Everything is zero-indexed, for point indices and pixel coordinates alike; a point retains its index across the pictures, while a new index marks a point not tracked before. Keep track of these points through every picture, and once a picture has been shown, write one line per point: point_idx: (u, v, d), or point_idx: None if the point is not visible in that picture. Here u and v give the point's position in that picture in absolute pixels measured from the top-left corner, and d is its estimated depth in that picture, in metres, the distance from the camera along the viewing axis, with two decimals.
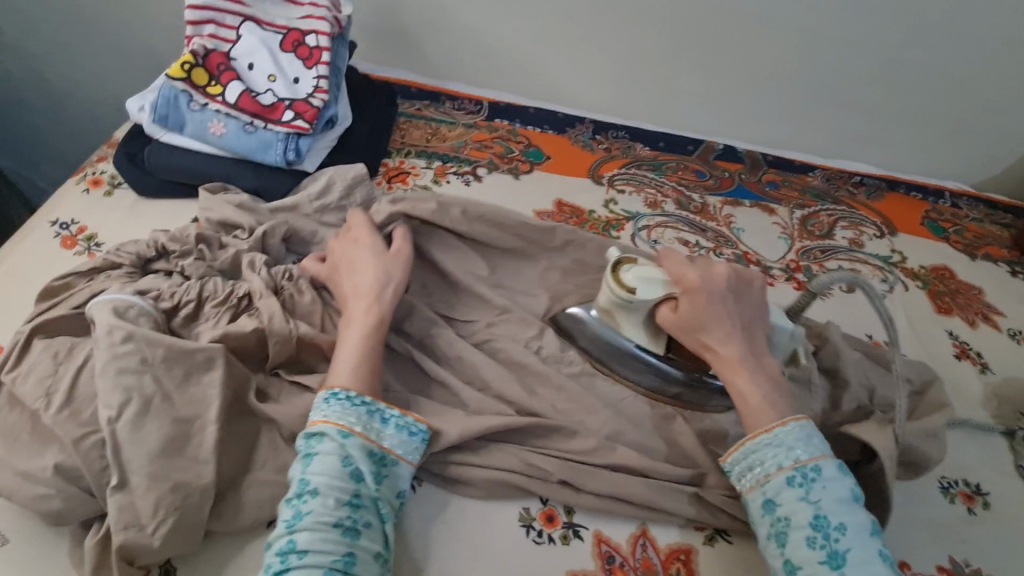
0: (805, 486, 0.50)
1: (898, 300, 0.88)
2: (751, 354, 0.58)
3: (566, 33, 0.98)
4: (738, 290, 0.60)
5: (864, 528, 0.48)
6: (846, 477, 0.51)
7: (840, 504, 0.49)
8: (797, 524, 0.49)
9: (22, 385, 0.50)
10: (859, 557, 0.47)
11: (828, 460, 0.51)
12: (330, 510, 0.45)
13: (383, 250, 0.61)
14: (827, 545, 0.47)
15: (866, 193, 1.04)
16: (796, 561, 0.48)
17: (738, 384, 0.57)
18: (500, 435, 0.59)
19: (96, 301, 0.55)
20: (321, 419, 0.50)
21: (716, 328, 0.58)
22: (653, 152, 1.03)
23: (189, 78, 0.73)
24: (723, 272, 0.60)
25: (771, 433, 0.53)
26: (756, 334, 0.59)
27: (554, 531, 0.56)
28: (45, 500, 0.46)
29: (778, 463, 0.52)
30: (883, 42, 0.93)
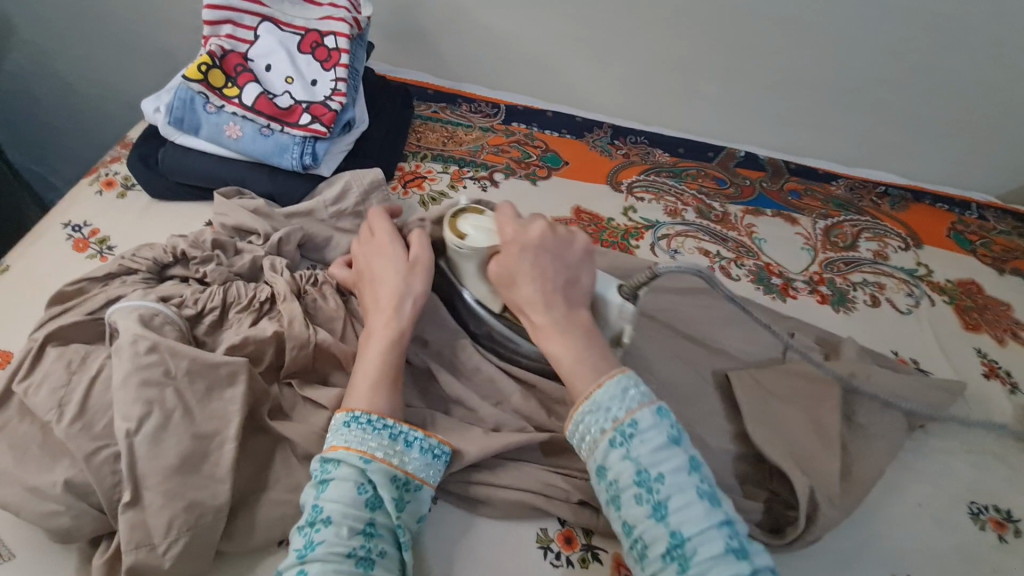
0: (625, 444, 0.46)
1: (924, 315, 0.86)
2: (566, 313, 0.53)
3: (587, 35, 0.96)
4: (555, 249, 0.56)
5: (685, 469, 0.45)
6: (664, 421, 0.47)
7: (659, 453, 0.45)
8: (625, 485, 0.45)
9: (34, 395, 0.48)
10: (683, 503, 0.43)
11: (646, 410, 0.47)
12: (343, 540, 0.44)
13: (403, 260, 0.59)
14: (651, 498, 0.44)
15: (891, 203, 1.01)
16: (632, 522, 0.44)
17: (550, 347, 0.52)
18: (517, 453, 0.57)
19: (118, 309, 0.54)
20: (342, 444, 0.48)
21: (523, 285, 0.54)
22: (672, 158, 1.01)
23: (206, 79, 0.72)
24: (540, 228, 0.56)
25: (591, 397, 0.48)
26: (575, 296, 0.55)
27: (573, 554, 0.54)
28: (55, 517, 0.45)
29: (601, 427, 0.47)
30: (914, 49, 0.90)
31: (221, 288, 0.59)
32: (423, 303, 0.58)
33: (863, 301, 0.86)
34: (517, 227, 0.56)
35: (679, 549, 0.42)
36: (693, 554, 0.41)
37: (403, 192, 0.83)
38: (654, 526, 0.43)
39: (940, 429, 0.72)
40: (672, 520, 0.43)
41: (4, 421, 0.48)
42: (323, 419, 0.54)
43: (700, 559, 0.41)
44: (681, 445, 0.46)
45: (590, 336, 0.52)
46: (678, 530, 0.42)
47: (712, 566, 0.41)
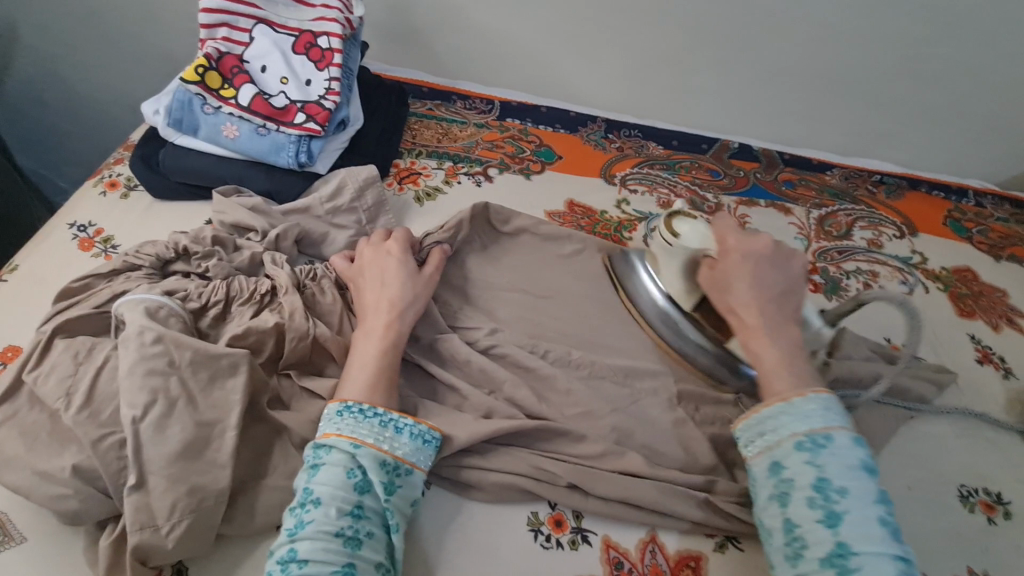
0: (814, 451, 0.50)
1: (918, 303, 0.86)
2: (778, 324, 0.59)
3: (578, 31, 0.97)
4: (777, 260, 0.63)
5: (870, 496, 0.48)
6: (860, 449, 0.50)
7: (848, 471, 0.49)
8: (800, 486, 0.49)
9: (43, 385, 0.50)
10: (857, 520, 0.46)
11: (843, 432, 0.51)
12: (331, 520, 0.46)
13: (414, 274, 0.63)
14: (826, 506, 0.47)
15: (886, 192, 1.02)
16: (795, 520, 0.48)
17: (752, 348, 0.59)
18: (508, 439, 0.59)
19: (125, 303, 0.56)
20: (334, 431, 0.50)
21: (742, 290, 0.60)
22: (666, 151, 1.02)
23: (202, 81, 0.74)
24: (764, 243, 0.63)
25: (787, 401, 0.53)
26: (785, 311, 0.61)
27: (563, 536, 0.55)
28: (63, 500, 0.47)
29: (792, 429, 0.52)
30: (905, 37, 0.90)
31: (224, 283, 0.61)
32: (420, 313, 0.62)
33: (856, 289, 0.86)
34: (740, 236, 0.63)
35: (842, 559, 0.45)
36: (856, 567, 0.44)
37: (398, 188, 0.85)
38: (821, 531, 0.47)
39: (931, 415, 0.73)
40: (842, 532, 0.46)
41: (14, 411, 0.50)
42: (319, 408, 0.56)
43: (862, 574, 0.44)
44: (872, 474, 0.49)
45: (795, 351, 0.58)
46: (846, 542, 0.45)
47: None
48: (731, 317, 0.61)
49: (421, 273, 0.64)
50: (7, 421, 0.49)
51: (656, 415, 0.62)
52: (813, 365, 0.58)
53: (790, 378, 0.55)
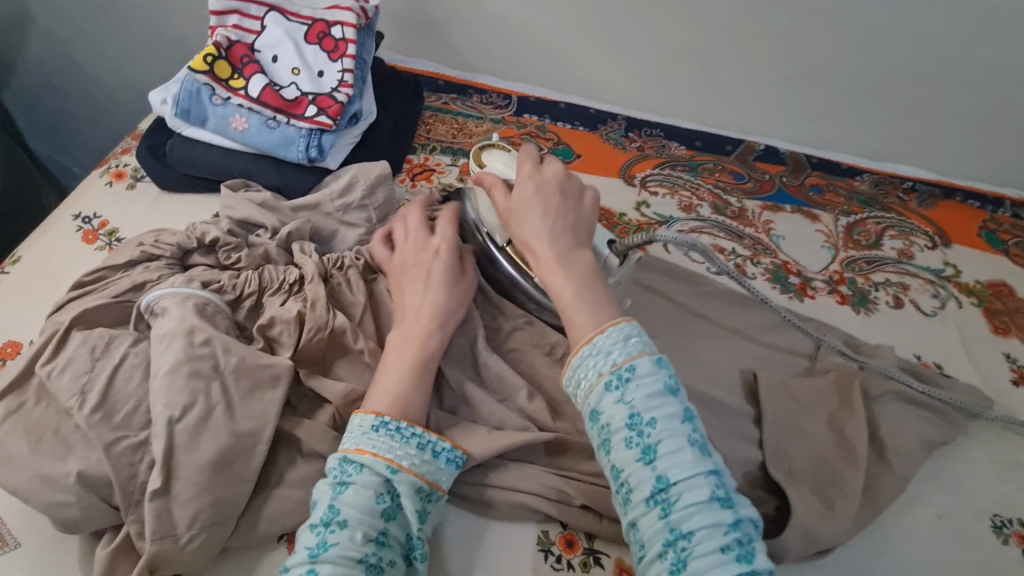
0: (621, 388, 0.44)
1: (951, 318, 0.82)
2: (569, 252, 0.52)
3: (601, 25, 0.93)
4: (566, 193, 0.56)
5: (679, 418, 0.43)
6: (663, 370, 0.44)
7: (653, 399, 0.43)
8: (615, 429, 0.43)
9: (56, 380, 0.47)
10: (673, 449, 0.42)
11: (645, 357, 0.45)
12: (358, 545, 0.43)
13: (457, 279, 0.59)
14: (641, 443, 0.42)
15: (918, 200, 0.97)
16: (619, 466, 0.43)
17: (547, 281, 0.51)
18: (520, 453, 0.56)
19: (167, 294, 0.53)
20: (370, 448, 0.47)
21: (535, 222, 0.54)
22: (688, 151, 0.98)
23: (211, 70, 0.72)
24: (555, 172, 0.58)
25: (591, 343, 0.46)
26: (581, 238, 0.54)
27: (575, 558, 0.53)
28: (63, 508, 0.44)
29: (598, 369, 0.45)
30: (947, 37, 0.85)
31: (256, 273, 0.59)
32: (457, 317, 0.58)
33: (886, 301, 0.83)
34: (533, 166, 0.58)
35: (663, 494, 0.41)
36: (676, 500, 0.40)
37: (411, 185, 0.83)
38: (640, 471, 0.42)
39: (963, 439, 0.69)
40: (660, 465, 0.41)
41: (20, 405, 0.47)
42: (330, 415, 0.54)
43: (683, 505, 0.40)
44: (676, 394, 0.44)
45: (590, 277, 0.51)
46: (665, 476, 0.41)
47: (694, 512, 0.40)
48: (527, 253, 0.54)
49: (463, 275, 0.61)
50: (12, 415, 0.47)
51: None
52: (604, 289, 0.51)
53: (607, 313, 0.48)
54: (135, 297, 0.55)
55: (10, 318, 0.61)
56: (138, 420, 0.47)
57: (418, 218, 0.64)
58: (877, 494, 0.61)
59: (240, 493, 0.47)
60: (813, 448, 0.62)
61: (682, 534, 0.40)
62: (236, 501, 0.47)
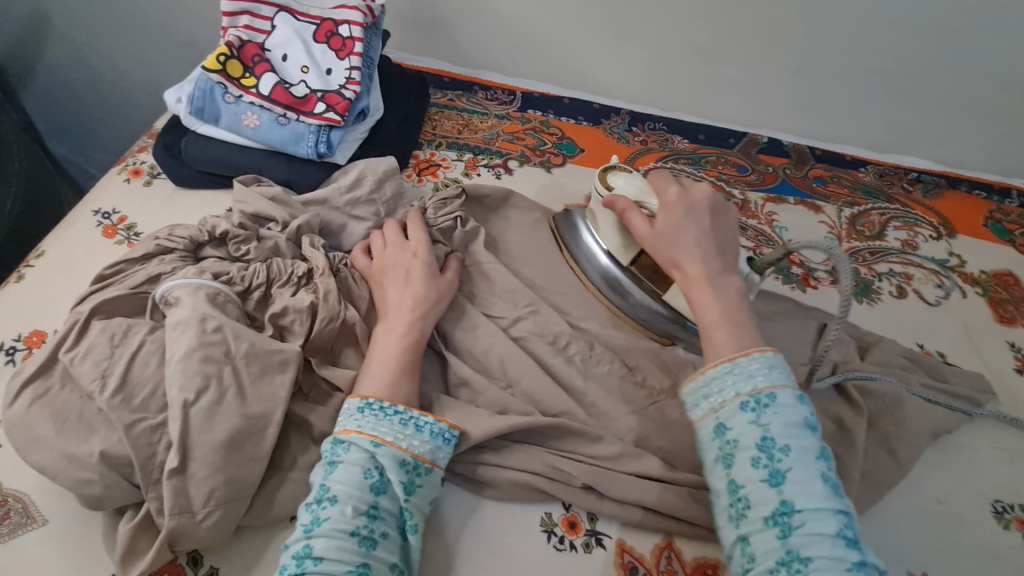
0: (757, 411, 0.48)
1: (954, 308, 0.82)
2: (720, 274, 0.57)
3: (604, 21, 0.94)
4: (716, 212, 0.62)
5: (813, 453, 0.47)
6: (803, 406, 0.48)
7: (791, 428, 0.47)
8: (744, 446, 0.47)
9: (79, 365, 0.49)
10: (802, 478, 0.45)
11: (787, 389, 0.49)
12: (348, 519, 0.46)
13: (437, 276, 0.63)
14: (770, 465, 0.46)
15: (923, 190, 0.97)
16: (740, 481, 0.47)
17: (697, 300, 0.56)
18: (523, 437, 0.58)
19: (181, 285, 0.56)
20: (355, 428, 0.50)
21: (684, 244, 0.59)
22: (692, 145, 1.00)
23: (224, 69, 0.74)
24: (704, 192, 0.62)
25: (733, 360, 0.51)
26: (728, 261, 0.59)
27: (577, 539, 0.55)
28: (88, 485, 0.47)
29: (736, 390, 0.50)
30: (952, 28, 0.85)
31: (264, 265, 0.61)
32: (441, 310, 0.62)
33: (888, 291, 0.83)
34: (680, 188, 0.62)
35: (785, 517, 0.44)
36: (799, 525, 0.43)
37: (418, 180, 0.84)
38: (764, 490, 0.45)
39: (966, 426, 0.69)
40: (786, 490, 0.45)
41: (46, 389, 0.49)
42: (340, 401, 0.56)
43: (806, 533, 0.43)
44: (815, 429, 0.47)
45: (739, 299, 0.56)
46: (790, 501, 0.44)
47: (815, 541, 0.43)
48: (676, 274, 0.59)
49: (443, 275, 0.64)
50: (38, 398, 0.49)
51: (675, 417, 0.61)
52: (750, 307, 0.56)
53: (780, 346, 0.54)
54: (150, 289, 0.58)
55: (35, 309, 0.64)
56: (156, 403, 0.49)
57: (397, 223, 0.68)
58: (875, 479, 0.63)
59: (253, 473, 0.49)
60: None
61: (798, 557, 0.42)
62: (249, 481, 0.49)
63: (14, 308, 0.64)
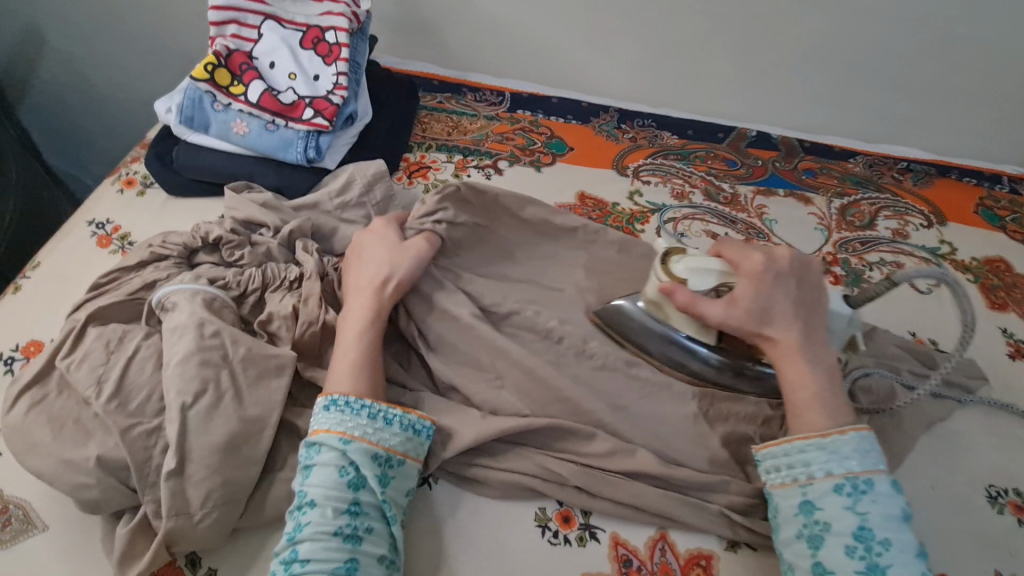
0: (852, 497, 0.49)
1: (946, 295, 0.83)
2: (810, 344, 0.56)
3: (590, 19, 0.95)
4: (800, 273, 0.59)
5: (908, 548, 0.48)
6: (898, 495, 0.50)
7: (888, 520, 0.48)
8: (837, 530, 0.48)
9: (75, 371, 0.50)
10: (900, 574, 0.46)
11: (882, 476, 0.50)
12: (329, 519, 0.46)
13: (394, 247, 0.61)
14: (868, 557, 0.47)
15: (913, 179, 0.97)
16: (829, 566, 0.47)
17: (789, 373, 0.55)
18: (518, 436, 0.59)
19: (178, 291, 0.56)
20: (322, 429, 0.50)
21: (780, 318, 0.56)
22: (681, 141, 1.00)
23: (212, 78, 0.75)
24: (785, 254, 0.59)
25: (824, 437, 0.52)
26: (818, 331, 0.57)
27: (571, 533, 0.55)
28: (85, 489, 0.47)
29: (829, 470, 0.51)
30: (934, 16, 0.86)
31: (259, 270, 0.62)
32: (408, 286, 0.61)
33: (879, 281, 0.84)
34: (763, 258, 0.58)
35: None
36: None
37: (408, 182, 0.85)
38: None
39: (958, 413, 0.70)
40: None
41: (43, 395, 0.50)
42: None
43: None
44: (909, 522, 0.48)
45: (827, 367, 0.56)
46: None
47: None
48: (767, 347, 0.57)
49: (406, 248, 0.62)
50: (35, 405, 0.49)
51: (667, 411, 0.61)
52: (840, 378, 0.56)
53: (830, 410, 0.53)
54: (146, 296, 0.59)
55: (33, 319, 0.65)
56: (152, 408, 0.50)
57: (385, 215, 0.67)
58: None
59: (249, 475, 0.50)
60: None
61: None
62: (245, 483, 0.50)
63: (13, 319, 0.65)
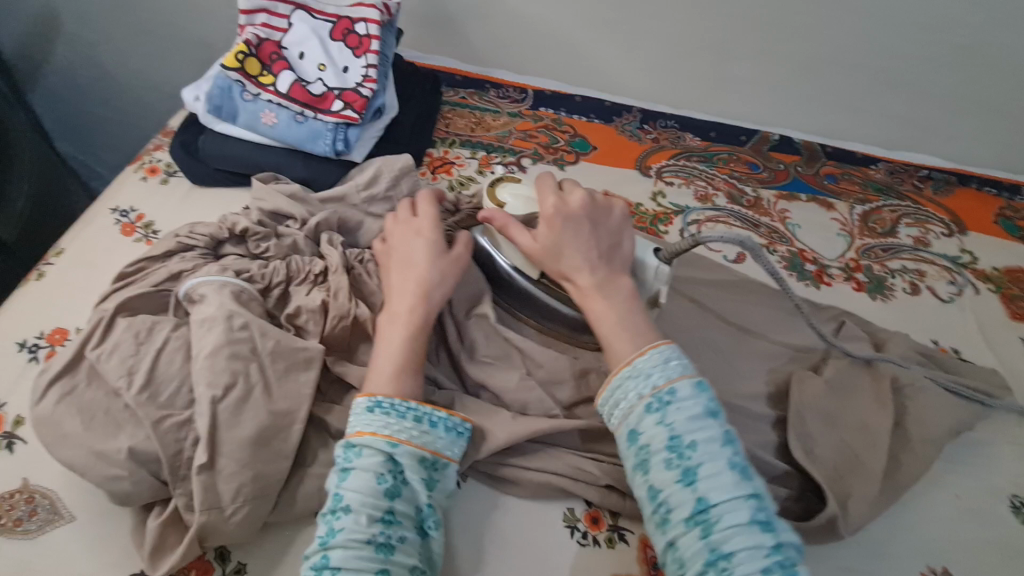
0: (661, 410, 0.47)
1: (967, 304, 0.83)
2: (609, 280, 0.57)
3: (615, 19, 0.95)
4: (595, 218, 0.60)
5: (718, 441, 0.46)
6: (702, 394, 0.48)
7: (694, 422, 0.47)
8: (655, 449, 0.46)
9: (105, 362, 0.50)
10: (713, 472, 0.45)
11: (684, 381, 0.48)
12: (363, 527, 0.45)
13: (442, 257, 0.60)
14: (681, 463, 0.45)
15: (934, 187, 0.97)
16: (658, 486, 0.45)
17: (590, 309, 0.56)
18: (546, 437, 0.58)
19: (205, 282, 0.56)
20: (368, 431, 0.49)
21: (570, 255, 0.57)
22: (704, 142, 1.00)
23: (242, 67, 0.74)
24: (579, 201, 0.60)
25: (632, 364, 0.50)
26: (617, 266, 0.58)
27: (600, 534, 0.55)
28: (116, 482, 0.47)
29: (639, 391, 0.49)
30: (961, 26, 0.86)
31: (283, 263, 0.61)
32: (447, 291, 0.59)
33: (902, 288, 0.84)
34: (556, 199, 0.59)
35: (704, 515, 0.43)
36: (717, 521, 0.43)
37: (432, 178, 0.85)
38: (680, 491, 0.44)
39: (983, 423, 0.70)
40: (700, 486, 0.44)
41: (73, 386, 0.49)
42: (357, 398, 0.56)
43: (724, 527, 0.43)
44: (714, 418, 0.47)
45: (633, 299, 0.56)
46: (705, 496, 0.44)
47: (735, 534, 0.42)
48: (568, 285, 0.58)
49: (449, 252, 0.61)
50: (64, 396, 0.49)
51: None
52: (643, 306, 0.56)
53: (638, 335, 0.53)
54: (171, 287, 0.58)
55: (55, 307, 0.64)
56: (182, 400, 0.50)
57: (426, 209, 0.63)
58: (894, 478, 0.62)
59: (280, 469, 0.49)
60: (834, 432, 0.63)
61: (723, 555, 0.42)
62: (275, 478, 0.49)
63: (34, 306, 0.64)
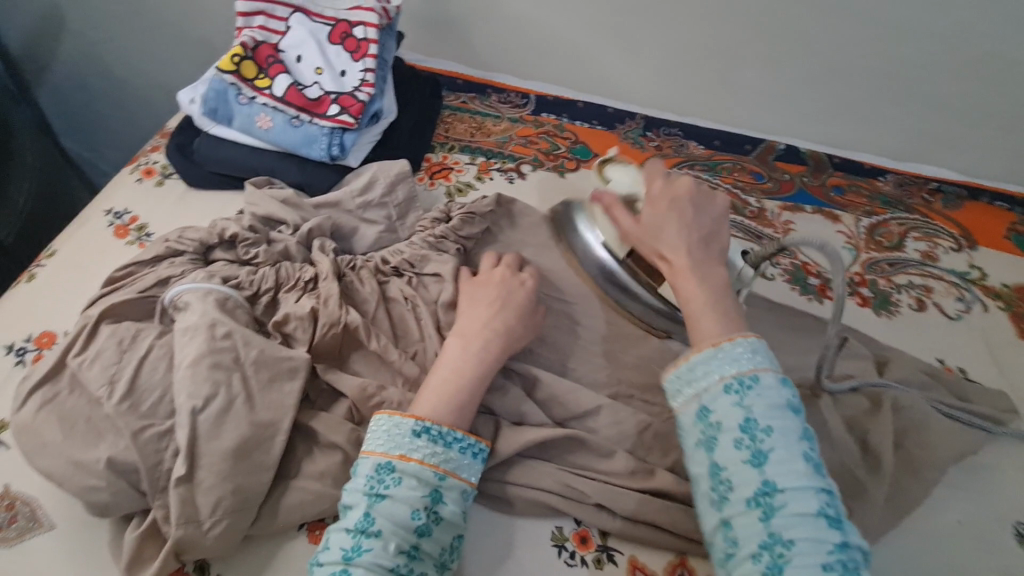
0: (740, 393, 0.47)
1: (976, 322, 0.80)
2: (704, 264, 0.56)
3: (619, 24, 0.93)
4: (700, 203, 0.60)
5: (796, 433, 0.46)
6: (786, 388, 0.47)
7: (773, 410, 0.46)
8: (727, 429, 0.46)
9: (88, 370, 0.49)
10: (785, 459, 0.44)
11: (769, 372, 0.48)
12: (389, 555, 0.44)
13: (530, 310, 0.60)
14: (752, 446, 0.45)
15: (944, 201, 0.95)
16: (723, 464, 0.46)
17: (682, 289, 0.55)
18: (535, 452, 0.57)
19: (191, 290, 0.55)
20: (416, 457, 0.48)
21: (670, 232, 0.58)
22: (707, 151, 0.99)
23: (238, 70, 0.73)
24: (687, 185, 0.61)
25: (716, 346, 0.50)
26: (714, 254, 0.58)
27: (588, 554, 0.54)
28: (95, 492, 0.46)
29: (720, 373, 0.49)
30: (975, 35, 0.83)
31: (272, 269, 0.60)
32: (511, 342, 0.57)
33: (908, 304, 0.82)
34: (665, 181, 0.61)
35: (767, 498, 0.43)
36: (782, 507, 0.43)
37: (430, 183, 0.84)
38: (747, 471, 0.45)
39: (988, 446, 0.67)
40: (768, 470, 0.44)
41: (54, 393, 0.49)
42: (344, 408, 0.55)
43: (788, 513, 0.43)
44: (795, 411, 0.46)
45: (723, 288, 0.55)
46: (772, 481, 0.44)
47: (798, 522, 0.42)
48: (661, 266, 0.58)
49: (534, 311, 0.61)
50: (45, 404, 0.48)
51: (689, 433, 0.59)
52: (733, 297, 0.55)
53: (722, 324, 0.52)
54: (160, 293, 0.57)
55: (43, 310, 0.64)
56: (164, 410, 0.49)
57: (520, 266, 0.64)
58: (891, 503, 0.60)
59: (261, 482, 0.49)
60: (833, 453, 0.61)
61: (782, 540, 0.42)
62: (256, 490, 0.48)
63: (25, 309, 0.64)
